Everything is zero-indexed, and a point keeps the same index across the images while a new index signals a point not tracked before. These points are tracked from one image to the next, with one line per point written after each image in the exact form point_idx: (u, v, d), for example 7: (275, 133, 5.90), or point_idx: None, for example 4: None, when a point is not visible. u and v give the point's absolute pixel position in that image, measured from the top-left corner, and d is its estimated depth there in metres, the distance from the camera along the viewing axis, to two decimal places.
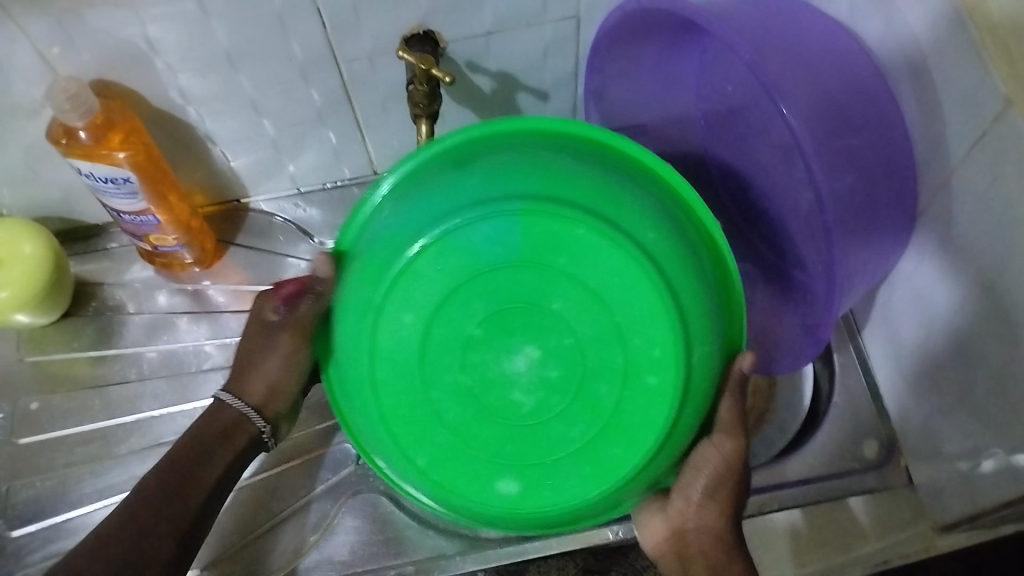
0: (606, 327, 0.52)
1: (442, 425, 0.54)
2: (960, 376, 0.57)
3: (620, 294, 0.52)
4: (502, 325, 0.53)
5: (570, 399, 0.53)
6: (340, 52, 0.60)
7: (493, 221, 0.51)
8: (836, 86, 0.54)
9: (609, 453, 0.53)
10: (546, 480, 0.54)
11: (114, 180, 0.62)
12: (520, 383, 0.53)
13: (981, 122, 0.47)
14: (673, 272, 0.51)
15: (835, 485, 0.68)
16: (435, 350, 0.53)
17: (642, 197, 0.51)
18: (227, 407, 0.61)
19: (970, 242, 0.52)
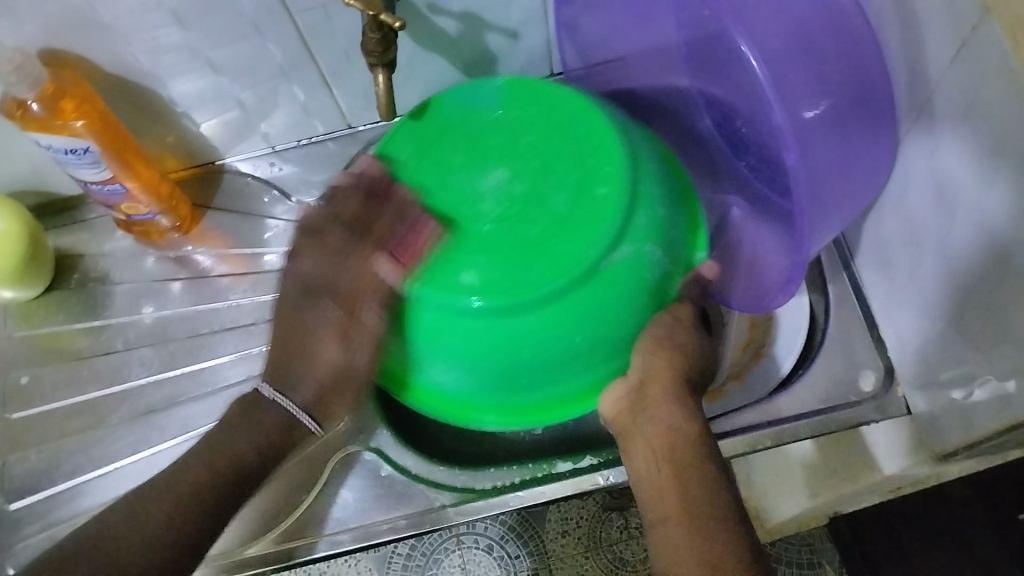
0: (576, 177, 0.55)
1: (426, 238, 0.55)
2: (953, 301, 0.55)
3: (591, 157, 0.55)
4: (481, 154, 0.58)
5: (532, 209, 0.55)
6: (293, 3, 0.58)
7: (498, 87, 0.60)
8: (804, 11, 0.53)
9: (590, 305, 0.53)
10: (512, 274, 0.52)
11: (75, 152, 0.61)
12: (489, 198, 0.55)
13: (961, 33, 0.44)
14: (642, 176, 0.56)
15: (835, 418, 0.65)
16: (426, 175, 0.58)
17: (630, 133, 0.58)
18: (268, 412, 0.58)
19: (959, 161, 0.50)
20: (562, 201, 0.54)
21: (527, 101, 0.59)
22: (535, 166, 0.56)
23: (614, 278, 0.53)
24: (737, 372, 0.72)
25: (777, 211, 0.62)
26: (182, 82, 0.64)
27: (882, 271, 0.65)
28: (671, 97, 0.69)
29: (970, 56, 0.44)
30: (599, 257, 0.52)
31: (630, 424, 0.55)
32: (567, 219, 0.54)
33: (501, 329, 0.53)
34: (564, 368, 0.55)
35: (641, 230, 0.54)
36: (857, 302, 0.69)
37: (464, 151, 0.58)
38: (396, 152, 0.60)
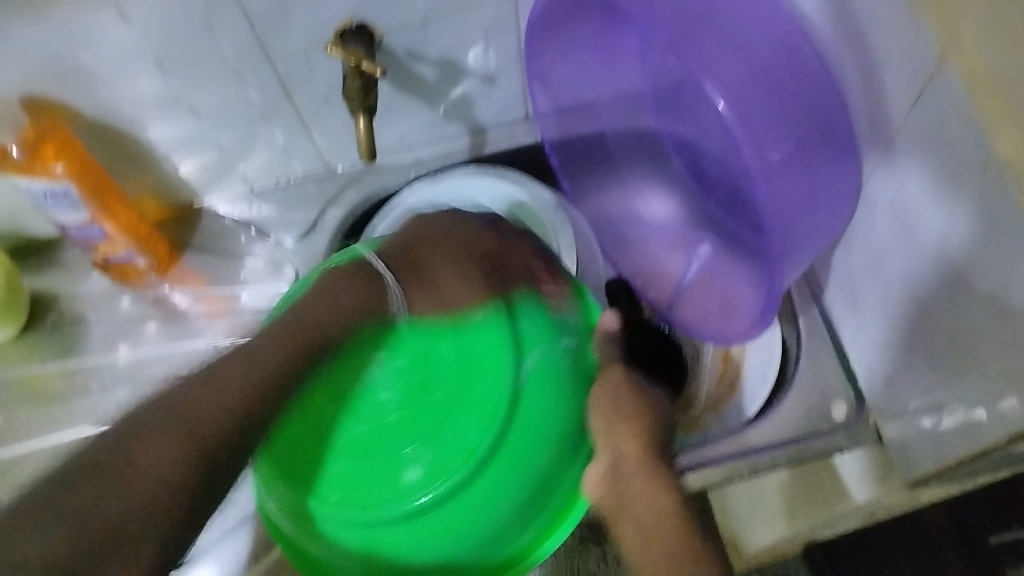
0: (455, 318, 0.60)
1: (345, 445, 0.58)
2: (920, 334, 0.57)
3: (462, 293, 0.60)
4: (367, 341, 0.61)
5: (439, 376, 0.59)
6: (273, 50, 0.59)
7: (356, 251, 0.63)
8: (765, 57, 0.54)
9: (523, 441, 0.56)
10: (445, 442, 0.56)
11: (53, 196, 0.62)
12: (383, 390, 0.60)
13: (921, 81, 0.47)
14: (517, 287, 0.60)
15: (806, 448, 0.67)
16: (312, 407, 0.59)
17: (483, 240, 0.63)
18: (380, 276, 0.61)
19: (922, 199, 0.52)
20: (451, 356, 0.59)
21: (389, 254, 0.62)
22: (431, 352, 0.60)
23: (536, 391, 0.57)
24: (713, 404, 0.75)
25: (748, 247, 0.63)
26: (162, 126, 0.64)
27: (849, 305, 0.67)
28: (643, 138, 0.71)
29: (930, 103, 0.47)
30: (511, 381, 0.56)
31: (612, 506, 0.55)
32: (464, 369, 0.58)
33: (450, 493, 0.54)
34: (533, 501, 0.57)
35: (523, 326, 0.59)
36: (828, 335, 0.71)
37: (353, 343, 0.61)
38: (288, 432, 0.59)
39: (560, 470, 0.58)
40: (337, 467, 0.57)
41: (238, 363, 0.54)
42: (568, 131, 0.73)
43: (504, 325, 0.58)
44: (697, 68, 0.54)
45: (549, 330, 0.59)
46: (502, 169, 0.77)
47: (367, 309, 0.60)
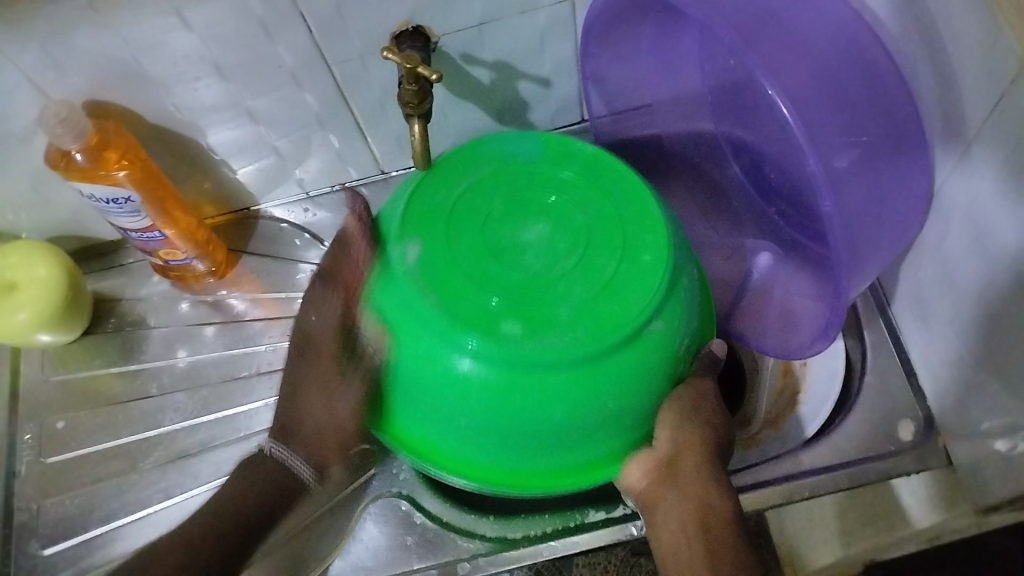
0: (605, 217, 0.57)
1: (458, 270, 0.54)
2: (993, 350, 0.54)
3: (631, 219, 0.56)
4: (520, 209, 0.57)
5: (572, 261, 0.55)
6: (331, 55, 0.59)
7: (538, 141, 0.60)
8: (830, 60, 0.52)
9: (625, 369, 0.52)
10: (546, 331, 0.51)
11: (116, 201, 0.62)
12: (533, 251, 0.55)
13: (1000, 82, 0.45)
14: (678, 245, 0.56)
15: (876, 469, 0.64)
16: (461, 217, 0.56)
17: (664, 204, 0.59)
18: (296, 472, 0.59)
19: (998, 207, 0.49)
20: (612, 267, 0.54)
21: (563, 155, 0.60)
22: (604, 215, 0.57)
23: (653, 348, 0.53)
24: (772, 420, 0.71)
25: (811, 257, 0.61)
26: (221, 131, 0.65)
27: (918, 316, 0.64)
28: (700, 140, 0.69)
29: (1011, 105, 0.44)
30: (643, 319, 0.52)
31: (659, 499, 0.56)
32: (628, 267, 0.54)
33: (513, 399, 0.51)
34: (596, 428, 0.54)
35: (679, 294, 0.55)
36: (895, 349, 0.68)
37: (504, 201, 0.57)
38: (430, 194, 0.57)
39: (632, 409, 0.54)
40: (488, 274, 0.54)
41: (249, 496, 0.58)
42: (623, 136, 0.72)
43: (663, 269, 0.54)
44: (759, 70, 0.50)
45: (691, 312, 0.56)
46: None
47: (280, 492, 0.59)
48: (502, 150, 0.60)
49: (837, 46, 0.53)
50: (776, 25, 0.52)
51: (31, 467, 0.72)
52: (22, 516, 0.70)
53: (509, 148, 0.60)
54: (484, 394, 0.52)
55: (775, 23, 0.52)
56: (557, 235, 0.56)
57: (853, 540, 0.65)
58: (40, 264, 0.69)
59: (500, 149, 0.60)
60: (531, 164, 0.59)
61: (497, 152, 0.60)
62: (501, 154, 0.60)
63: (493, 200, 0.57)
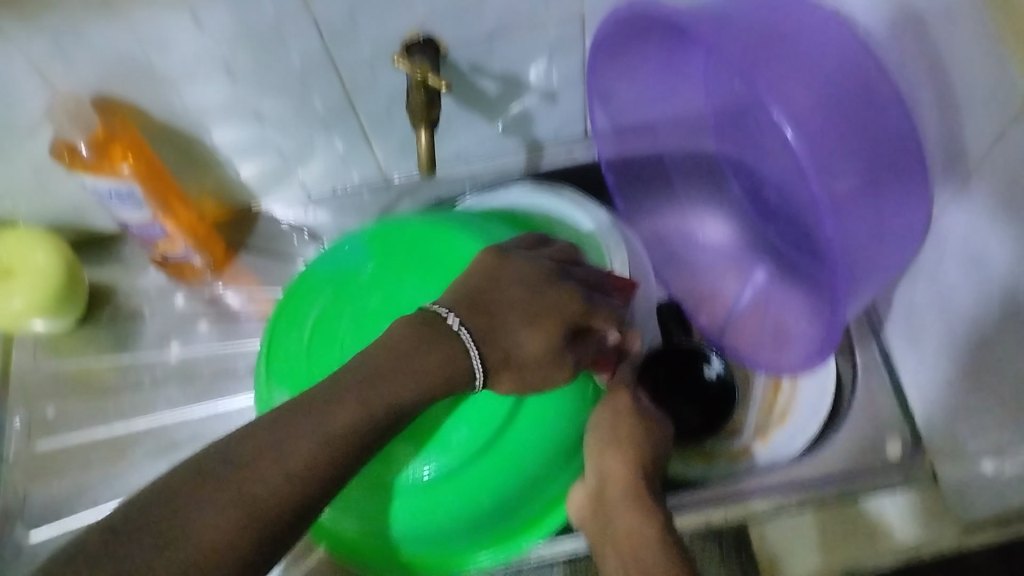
0: (438, 276, 0.60)
1: (343, 428, 0.57)
2: (984, 378, 0.55)
3: (462, 267, 0.60)
4: (368, 321, 0.60)
5: (415, 341, 0.59)
6: (340, 60, 0.59)
7: (358, 242, 0.64)
8: (836, 86, 0.53)
9: (529, 433, 0.56)
10: (442, 441, 0.55)
11: (118, 194, 0.63)
12: (389, 358, 0.59)
13: (1002, 119, 0.46)
14: (510, 267, 0.60)
15: (860, 484, 0.65)
16: (319, 349, 0.60)
17: (507, 231, 0.64)
18: (444, 326, 0.52)
19: (996, 238, 0.50)
20: (435, 304, 0.59)
21: (387, 242, 0.63)
22: (438, 282, 0.60)
23: (546, 404, 0.56)
24: (759, 435, 0.71)
25: (807, 279, 0.62)
26: (228, 130, 0.65)
27: (911, 339, 0.65)
28: (705, 160, 0.71)
29: (1011, 144, 0.46)
30: (510, 399, 0.56)
31: (594, 526, 0.55)
32: (444, 278, 0.60)
33: (454, 503, 0.55)
34: (555, 452, 0.57)
35: (473, 232, 0.62)
36: (886, 373, 0.69)
37: (356, 321, 0.60)
38: (287, 341, 0.61)
39: (552, 474, 0.57)
40: (390, 446, 0.56)
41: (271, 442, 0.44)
42: (624, 152, 0.72)
43: (500, 305, 0.58)
44: (767, 93, 0.52)
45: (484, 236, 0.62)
46: (555, 185, 0.73)
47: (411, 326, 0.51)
48: (345, 243, 0.64)
49: (846, 73, 0.53)
50: (783, 50, 0.53)
51: (20, 454, 0.72)
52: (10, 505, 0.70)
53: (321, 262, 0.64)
54: (417, 510, 0.55)
55: (782, 48, 0.53)
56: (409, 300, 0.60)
57: (833, 549, 0.64)
58: (36, 251, 0.70)
59: (330, 266, 0.64)
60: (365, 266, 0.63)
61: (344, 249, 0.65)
62: (321, 266, 0.64)
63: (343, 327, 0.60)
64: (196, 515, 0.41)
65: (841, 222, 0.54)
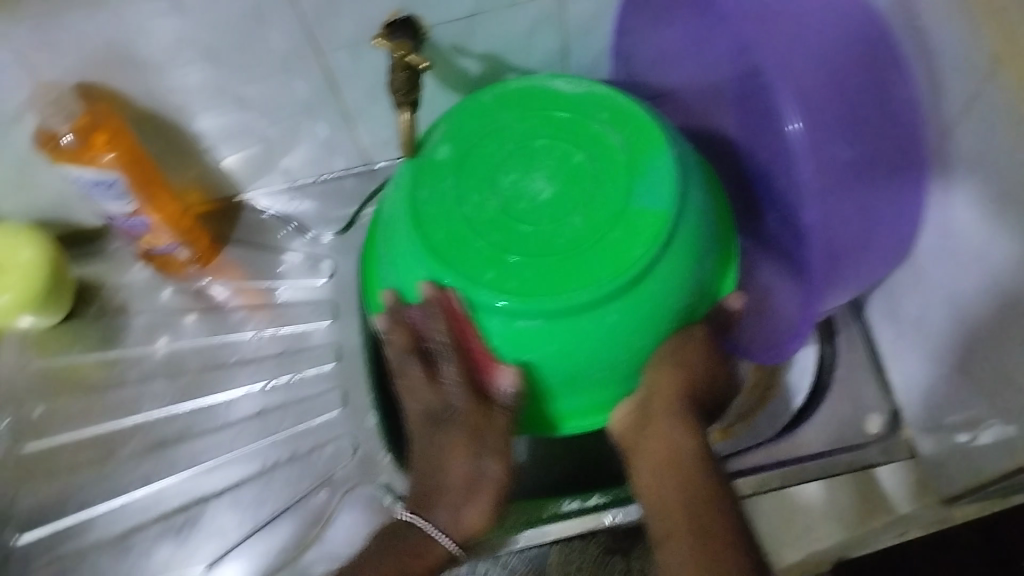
0: (564, 244, 0.54)
1: (519, 141, 0.58)
2: (960, 344, 0.57)
3: (529, 284, 0.53)
4: (571, 191, 0.56)
5: (523, 240, 0.54)
6: (322, 43, 0.60)
7: (668, 197, 0.55)
8: (837, 55, 0.53)
9: (452, 338, 0.57)
10: (446, 173, 0.58)
11: (102, 184, 0.63)
12: (524, 197, 0.56)
13: (974, 81, 0.47)
14: (583, 292, 0.52)
15: (846, 459, 0.66)
16: (550, 129, 0.58)
17: (625, 322, 0.54)
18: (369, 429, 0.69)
19: (966, 204, 0.52)
20: (477, 248, 0.55)
21: (611, 224, 0.54)
22: (561, 246, 0.54)
23: (429, 295, 0.56)
24: (743, 415, 0.71)
25: (787, 260, 0.60)
26: (211, 118, 0.65)
27: (888, 313, 0.66)
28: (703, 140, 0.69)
29: (981, 103, 0.47)
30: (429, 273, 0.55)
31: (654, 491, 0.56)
32: (575, 249, 0.54)
33: (408, 177, 0.59)
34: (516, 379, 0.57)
35: (637, 305, 0.54)
36: (865, 345, 0.70)
37: (572, 167, 0.57)
38: (625, 109, 0.58)
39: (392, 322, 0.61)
40: (513, 219, 0.55)
41: None
42: None
43: (458, 301, 0.54)
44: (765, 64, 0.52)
45: (656, 316, 0.55)
46: None
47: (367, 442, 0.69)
48: (664, 152, 0.56)
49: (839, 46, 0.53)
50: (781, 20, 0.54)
51: (7, 456, 0.72)
52: None
53: (677, 159, 0.56)
54: (415, 168, 0.59)
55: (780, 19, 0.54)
56: (579, 234, 0.54)
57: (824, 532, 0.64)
58: (22, 249, 0.69)
59: (643, 143, 0.57)
60: (624, 181, 0.56)
61: (662, 149, 0.56)
62: (649, 128, 0.57)
63: (541, 146, 0.58)
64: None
65: (828, 196, 0.53)
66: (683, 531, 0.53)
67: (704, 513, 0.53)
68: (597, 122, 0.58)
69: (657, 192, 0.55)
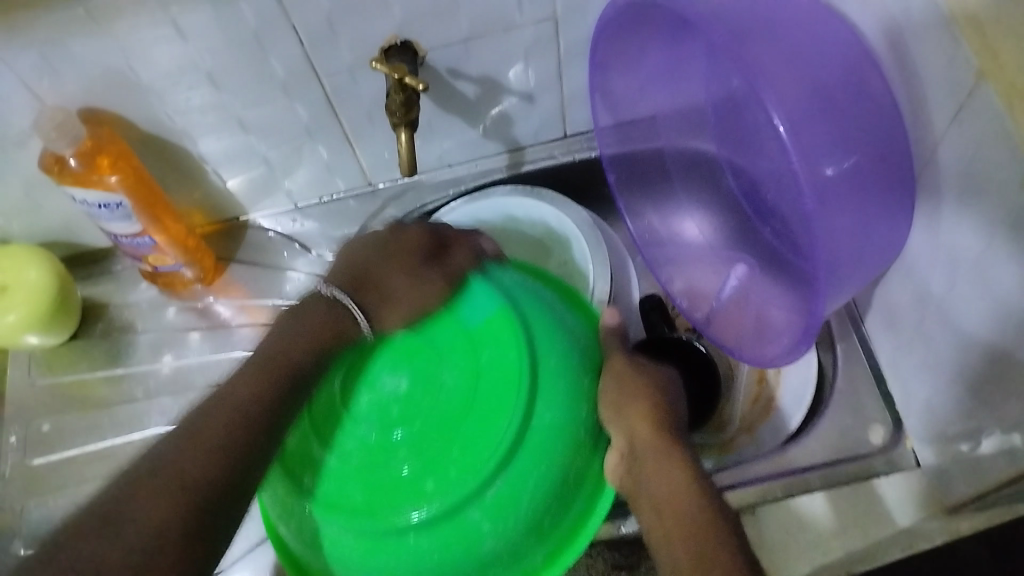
0: (455, 413, 0.56)
1: (388, 344, 0.60)
2: (956, 357, 0.57)
3: (466, 450, 0.54)
4: (422, 349, 0.60)
5: (413, 429, 0.56)
6: (321, 67, 0.61)
7: (488, 290, 0.60)
8: (825, 77, 0.54)
9: (448, 550, 0.52)
10: (327, 425, 0.57)
11: (107, 206, 0.64)
12: (398, 399, 0.58)
13: (959, 98, 0.47)
14: (508, 427, 0.53)
15: (848, 470, 0.66)
16: (360, 331, 0.60)
17: (554, 416, 0.54)
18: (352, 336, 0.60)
19: (957, 217, 0.52)
20: (396, 471, 0.55)
21: (483, 343, 0.58)
22: (451, 413, 0.56)
23: (410, 561, 0.53)
24: (747, 427, 0.74)
25: (789, 271, 0.62)
26: (213, 140, 0.66)
27: (887, 327, 0.66)
28: (695, 160, 0.72)
29: (968, 117, 0.47)
30: (403, 522, 0.53)
31: (652, 519, 0.55)
32: (467, 403, 0.56)
33: (298, 457, 0.57)
34: None
35: (553, 393, 0.55)
36: (865, 359, 0.70)
37: (435, 318, 0.61)
38: (432, 258, 0.63)
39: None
40: (393, 437, 0.56)
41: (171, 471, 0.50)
42: (629, 147, 0.74)
43: (430, 543, 0.52)
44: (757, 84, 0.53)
45: (569, 437, 0.54)
46: (535, 190, 0.77)
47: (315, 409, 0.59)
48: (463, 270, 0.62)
49: (829, 69, 0.54)
50: (772, 41, 0.54)
51: (15, 468, 0.73)
52: (5, 519, 0.70)
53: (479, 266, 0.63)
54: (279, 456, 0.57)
55: (770, 39, 0.55)
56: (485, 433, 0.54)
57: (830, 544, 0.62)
58: (30, 267, 0.71)
59: (460, 279, 0.62)
60: (463, 298, 0.61)
61: (457, 268, 0.63)
62: (440, 266, 0.63)
63: (409, 338, 0.60)
64: (173, 501, 0.49)
65: (826, 209, 0.55)
66: (688, 560, 0.50)
67: (703, 541, 0.51)
68: (398, 282, 0.62)
69: (485, 287, 0.60)
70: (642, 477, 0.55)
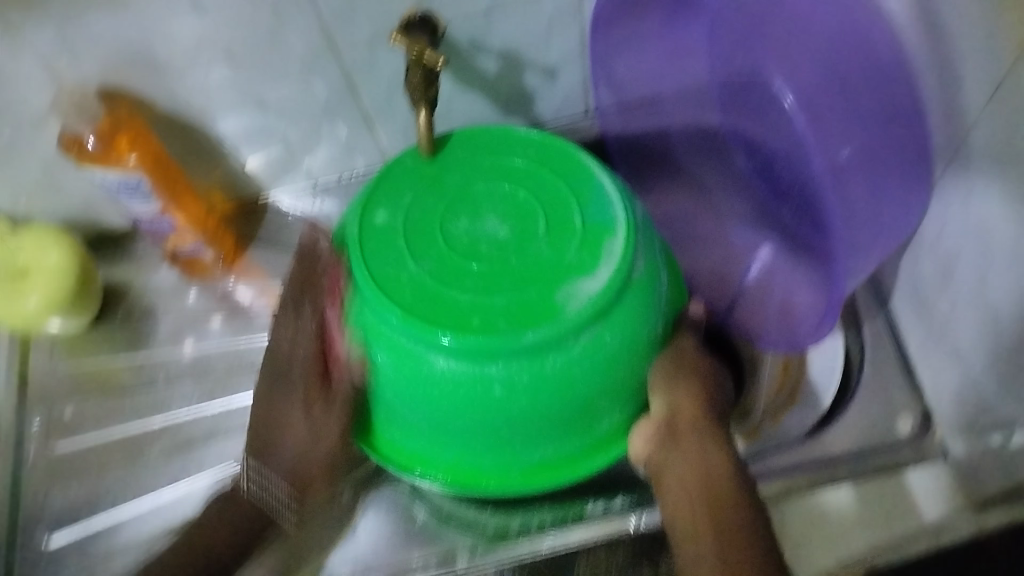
0: (525, 296, 0.51)
1: (465, 190, 0.57)
2: (993, 338, 0.55)
3: (508, 329, 0.50)
4: (519, 208, 0.56)
5: (499, 293, 0.52)
6: (340, 44, 0.60)
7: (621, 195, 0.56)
8: (842, 50, 0.54)
9: (445, 396, 0.52)
10: (398, 245, 0.54)
11: (127, 185, 0.63)
12: (476, 242, 0.54)
13: (997, 68, 0.46)
14: (577, 338, 0.51)
15: (876, 461, 0.64)
16: (460, 168, 0.58)
17: (629, 364, 0.54)
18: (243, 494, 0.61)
19: (995, 195, 0.50)
20: (454, 311, 0.51)
21: (543, 211, 0.56)
22: (523, 300, 0.51)
23: (404, 390, 0.53)
24: (772, 412, 0.69)
25: (812, 250, 0.60)
26: (232, 119, 0.66)
27: (919, 309, 0.65)
28: (706, 134, 0.71)
29: (1011, 86, 0.46)
30: (432, 362, 0.51)
31: (677, 496, 0.54)
32: (541, 279, 0.52)
33: (375, 245, 0.55)
34: (449, 433, 0.54)
35: (624, 324, 0.53)
36: (896, 341, 0.69)
37: (525, 188, 0.57)
38: (519, 138, 0.60)
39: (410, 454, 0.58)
40: (461, 270, 0.53)
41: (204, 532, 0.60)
42: (629, 130, 0.72)
43: (439, 381, 0.51)
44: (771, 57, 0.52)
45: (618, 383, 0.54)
46: None
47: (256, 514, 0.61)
48: (579, 151, 0.59)
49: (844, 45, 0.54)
50: None
51: (38, 455, 0.73)
52: (27, 503, 0.70)
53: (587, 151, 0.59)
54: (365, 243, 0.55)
55: (783, 10, 0.54)
56: (561, 347, 0.51)
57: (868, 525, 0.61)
58: (50, 250, 0.70)
59: (574, 157, 0.58)
60: (586, 192, 0.56)
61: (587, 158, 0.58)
62: (548, 145, 0.59)
63: (510, 192, 0.56)
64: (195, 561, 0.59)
65: None
66: (706, 535, 0.51)
67: (732, 537, 0.50)
68: (516, 156, 0.59)
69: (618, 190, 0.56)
70: (678, 446, 0.55)
